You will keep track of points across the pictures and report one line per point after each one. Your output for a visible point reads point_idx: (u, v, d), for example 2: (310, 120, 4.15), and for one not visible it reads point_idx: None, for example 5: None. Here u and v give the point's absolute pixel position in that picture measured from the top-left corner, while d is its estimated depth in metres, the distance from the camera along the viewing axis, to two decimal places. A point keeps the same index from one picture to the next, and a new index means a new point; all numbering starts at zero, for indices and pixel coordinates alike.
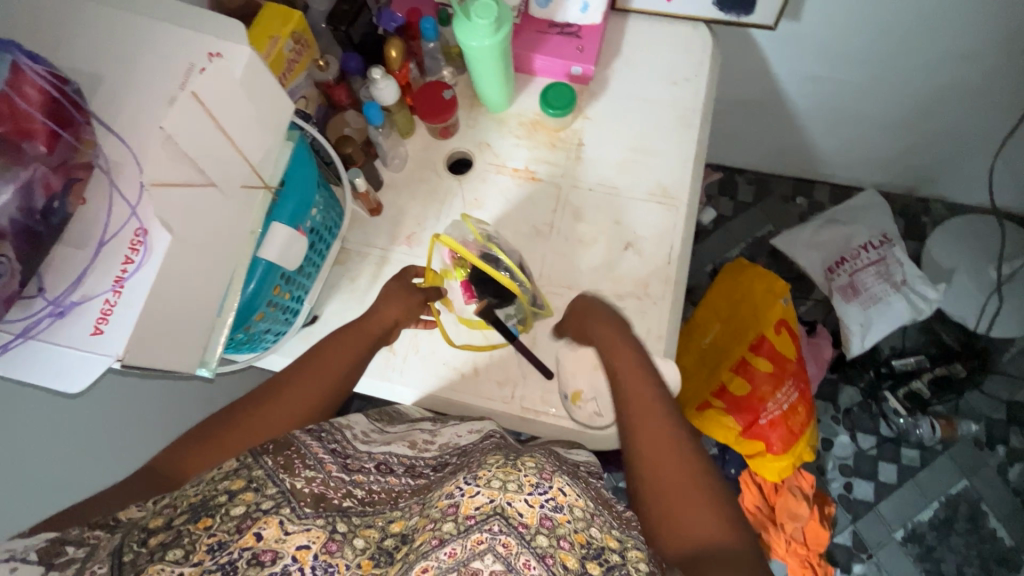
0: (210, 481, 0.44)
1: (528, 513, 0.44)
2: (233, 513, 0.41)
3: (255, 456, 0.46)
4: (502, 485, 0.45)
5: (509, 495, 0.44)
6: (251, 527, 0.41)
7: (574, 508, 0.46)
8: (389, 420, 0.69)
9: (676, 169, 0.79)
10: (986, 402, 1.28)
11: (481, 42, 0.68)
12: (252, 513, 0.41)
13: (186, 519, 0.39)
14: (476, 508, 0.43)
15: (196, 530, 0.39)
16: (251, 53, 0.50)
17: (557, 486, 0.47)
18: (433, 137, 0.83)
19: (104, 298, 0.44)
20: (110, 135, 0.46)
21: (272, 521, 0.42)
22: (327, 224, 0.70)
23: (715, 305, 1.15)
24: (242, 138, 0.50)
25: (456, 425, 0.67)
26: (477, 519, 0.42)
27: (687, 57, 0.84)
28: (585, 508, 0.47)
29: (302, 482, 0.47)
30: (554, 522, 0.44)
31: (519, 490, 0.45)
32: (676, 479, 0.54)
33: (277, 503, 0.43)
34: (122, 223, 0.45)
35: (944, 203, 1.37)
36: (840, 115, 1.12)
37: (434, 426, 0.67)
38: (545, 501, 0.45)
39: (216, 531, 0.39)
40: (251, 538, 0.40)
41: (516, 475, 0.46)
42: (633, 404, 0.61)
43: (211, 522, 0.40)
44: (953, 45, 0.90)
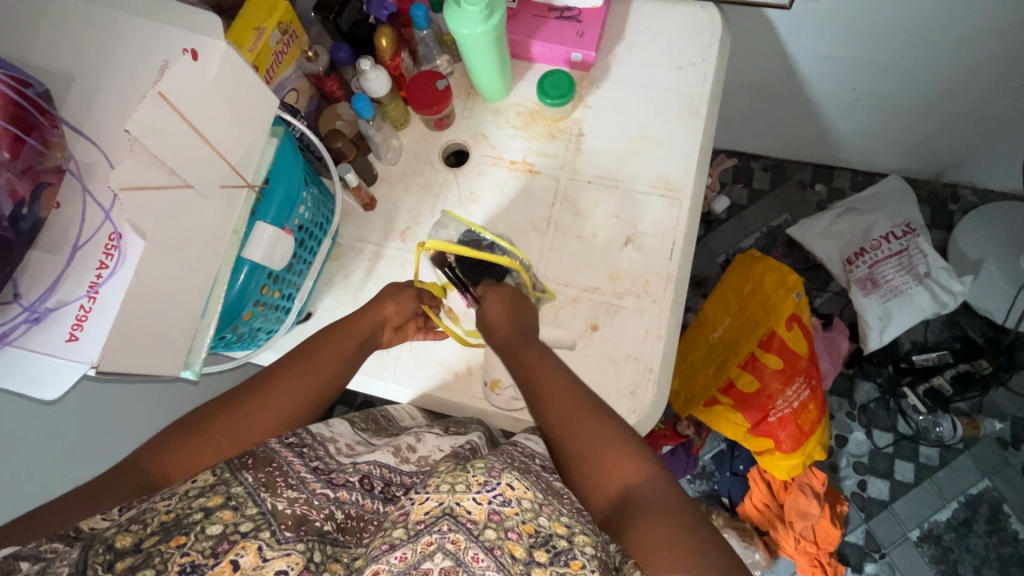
0: (185, 497, 0.43)
1: (477, 510, 0.44)
2: (211, 532, 0.40)
3: (234, 472, 0.46)
4: (450, 488, 0.45)
5: (457, 494, 0.45)
6: (227, 554, 0.40)
7: (521, 501, 0.46)
8: (376, 430, 0.68)
9: (680, 159, 0.76)
10: (1012, 400, 1.22)
11: (474, 29, 0.65)
12: (230, 534, 0.41)
13: (157, 540, 0.39)
14: (425, 513, 0.44)
15: (169, 548, 0.38)
16: (227, 48, 0.49)
17: (504, 482, 0.47)
18: (428, 129, 0.80)
19: (79, 304, 0.43)
20: (81, 138, 0.45)
21: (250, 547, 0.41)
22: (317, 220, 0.69)
23: (724, 299, 1.12)
24: (219, 138, 0.49)
25: (439, 435, 0.67)
26: (427, 523, 0.43)
27: (695, 39, 0.79)
28: (533, 499, 0.47)
29: (283, 503, 0.45)
30: (501, 515, 0.44)
31: (467, 489, 0.45)
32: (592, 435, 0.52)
33: (258, 526, 0.42)
34: (96, 228, 0.44)
35: (974, 190, 1.29)
36: (860, 98, 1.06)
37: (418, 432, 0.67)
38: (493, 497, 0.45)
39: (190, 550, 0.39)
40: (227, 566, 0.39)
41: (464, 477, 0.47)
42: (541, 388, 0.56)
43: (185, 540, 0.39)
44: (984, 23, 0.83)
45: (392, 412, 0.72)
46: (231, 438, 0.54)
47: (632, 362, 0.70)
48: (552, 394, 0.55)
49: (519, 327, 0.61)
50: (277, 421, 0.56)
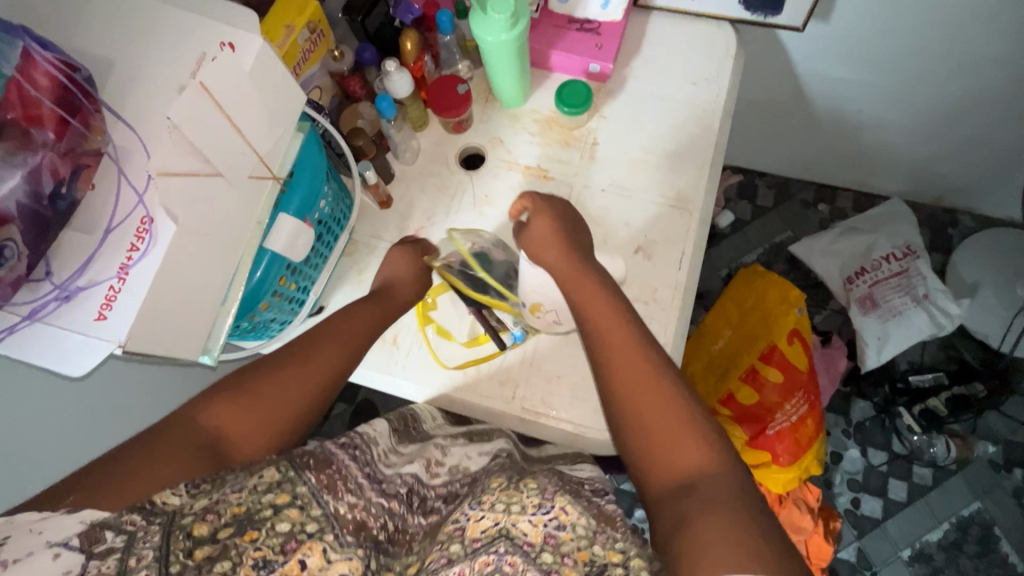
0: (254, 489, 0.42)
1: (533, 532, 0.47)
2: (280, 529, 0.41)
3: (297, 471, 0.46)
4: (506, 508, 0.49)
5: (513, 516, 0.48)
6: (295, 552, 0.41)
7: (576, 526, 0.47)
8: (403, 434, 0.69)
9: (692, 172, 0.78)
10: (1005, 423, 1.24)
11: (497, 37, 0.67)
12: (298, 533, 0.42)
13: (232, 532, 0.39)
14: (482, 531, 0.47)
15: (242, 542, 0.39)
16: (262, 43, 0.50)
17: (558, 506, 0.49)
18: (445, 131, 0.82)
19: (109, 284, 0.44)
20: (119, 123, 0.46)
21: (315, 548, 0.42)
22: (335, 216, 0.70)
23: (725, 312, 1.13)
24: (251, 129, 0.51)
25: (463, 445, 0.69)
26: (483, 542, 0.46)
27: (709, 56, 0.82)
28: (588, 526, 0.47)
29: (343, 507, 0.47)
30: (557, 540, 0.46)
31: (522, 512, 0.48)
32: (659, 414, 0.49)
33: (321, 528, 0.44)
34: (129, 210, 0.46)
35: (972, 215, 1.32)
36: (865, 121, 1.09)
37: (443, 444, 0.69)
38: (548, 520, 0.47)
39: (262, 545, 0.39)
40: (295, 565, 0.40)
41: (518, 498, 0.50)
42: (599, 332, 0.57)
43: (257, 535, 0.40)
44: (991, 51, 0.86)
45: (417, 413, 0.75)
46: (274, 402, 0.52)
47: None
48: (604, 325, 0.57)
49: (565, 247, 0.64)
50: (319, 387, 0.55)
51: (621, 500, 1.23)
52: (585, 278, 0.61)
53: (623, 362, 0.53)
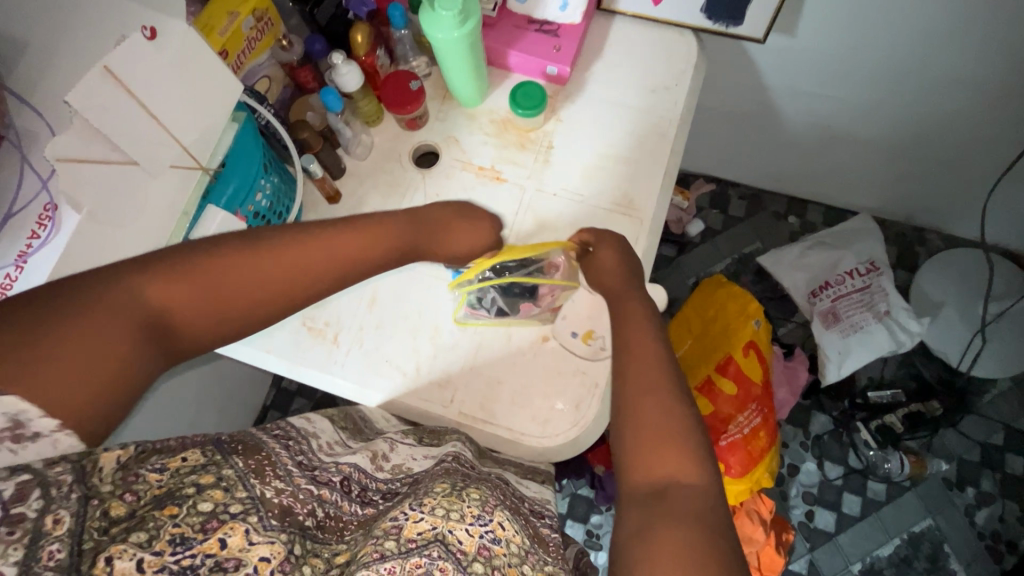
0: (177, 473, 0.41)
1: (467, 541, 0.44)
2: (201, 509, 0.39)
3: (225, 455, 0.44)
4: (445, 513, 0.45)
5: (450, 521, 0.44)
6: (215, 532, 0.39)
7: (510, 544, 0.46)
8: (353, 431, 0.66)
9: (646, 180, 0.77)
10: (961, 442, 1.25)
11: (447, 34, 0.66)
12: (220, 513, 0.40)
13: (151, 507, 0.38)
14: (418, 532, 0.43)
15: (162, 516, 0.38)
16: (185, 28, 0.49)
17: (497, 520, 0.47)
18: (400, 128, 0.80)
19: (4, 272, 0.43)
20: (25, 106, 0.44)
21: (237, 528, 0.40)
22: (277, 210, 0.68)
23: (687, 321, 1.13)
24: (171, 117, 0.50)
25: (412, 445, 0.65)
26: (418, 543, 0.42)
27: (669, 64, 0.81)
28: (521, 545, 0.48)
29: (271, 491, 0.45)
30: (490, 553, 0.45)
31: (460, 519, 0.45)
32: (660, 419, 0.49)
33: (247, 509, 0.41)
34: (30, 196, 0.43)
35: (940, 234, 1.32)
36: (834, 136, 1.09)
37: (393, 440, 0.65)
38: (484, 532, 0.45)
39: (181, 521, 0.38)
40: (214, 543, 0.39)
41: (459, 504, 0.46)
42: (631, 337, 0.58)
43: (177, 511, 0.38)
44: (955, 69, 0.86)
45: (367, 414, 0.72)
46: (238, 294, 0.46)
47: (579, 377, 0.70)
48: (638, 331, 0.58)
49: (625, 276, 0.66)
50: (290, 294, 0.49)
51: (577, 505, 1.22)
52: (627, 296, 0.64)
53: (644, 362, 0.54)
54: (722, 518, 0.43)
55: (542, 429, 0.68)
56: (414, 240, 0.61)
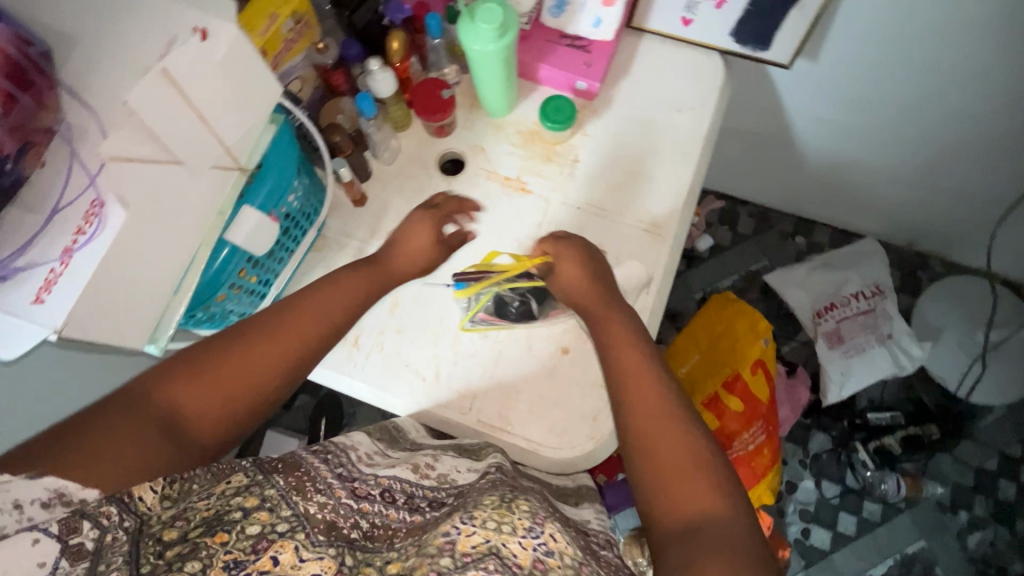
0: (222, 495, 0.45)
1: (522, 554, 0.43)
2: (250, 532, 0.42)
3: (266, 475, 0.49)
4: (496, 527, 0.45)
5: (503, 536, 0.44)
6: (266, 550, 0.41)
7: (564, 556, 0.45)
8: (389, 442, 0.70)
9: (668, 198, 0.78)
10: (956, 466, 1.27)
11: (484, 47, 0.67)
12: (268, 534, 0.42)
13: (201, 532, 0.41)
14: (472, 546, 0.42)
15: (213, 544, 0.40)
16: (236, 31, 0.49)
17: (548, 532, 0.46)
18: (427, 135, 0.81)
19: (50, 267, 0.43)
20: (75, 101, 0.45)
21: (287, 545, 0.42)
22: (304, 211, 0.69)
23: (695, 336, 1.15)
24: (216, 119, 0.50)
25: (454, 457, 0.68)
26: (473, 557, 0.41)
27: (696, 85, 0.82)
28: (574, 557, 0.46)
29: (314, 507, 0.49)
30: (545, 566, 0.43)
31: (512, 532, 0.45)
32: (678, 461, 0.50)
33: (292, 527, 0.44)
34: (78, 193, 0.44)
35: (943, 261, 1.35)
36: (846, 161, 1.11)
37: (436, 453, 0.68)
38: (538, 544, 0.45)
39: (232, 548, 0.40)
40: (268, 561, 0.40)
41: (509, 517, 0.46)
42: (623, 372, 0.58)
43: (227, 538, 0.41)
44: (971, 104, 0.88)
45: (400, 424, 0.74)
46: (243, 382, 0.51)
47: (596, 390, 0.70)
48: (631, 363, 0.58)
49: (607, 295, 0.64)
50: (284, 361, 0.53)
51: None
52: (617, 318, 0.63)
53: (647, 401, 0.55)
54: (754, 548, 0.45)
55: (560, 440, 0.69)
56: (380, 279, 0.65)
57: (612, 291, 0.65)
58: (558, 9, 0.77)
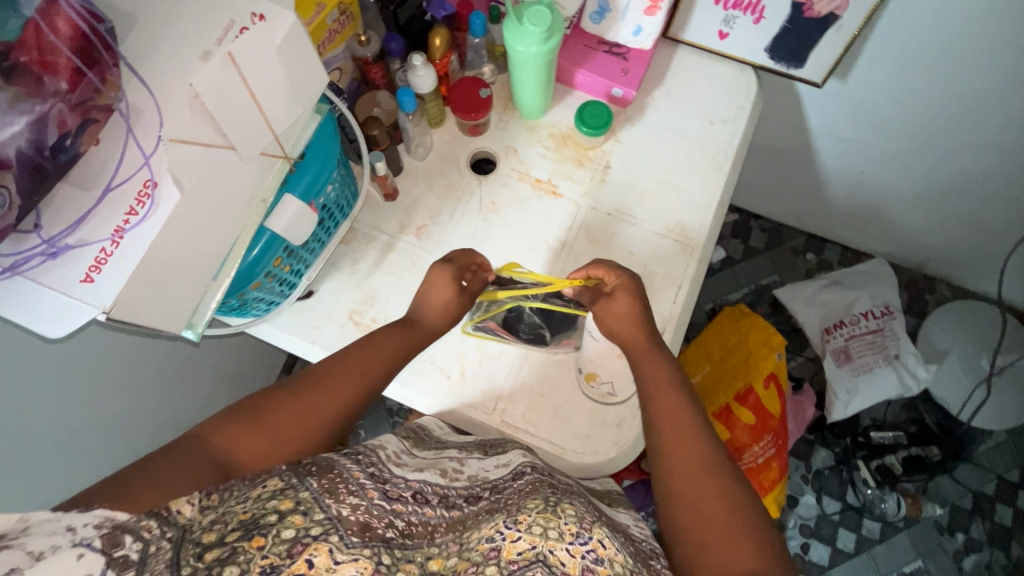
0: (258, 497, 0.40)
1: (569, 562, 0.42)
2: (284, 536, 0.38)
3: (300, 477, 0.43)
4: (543, 531, 0.43)
5: (550, 542, 0.42)
6: (301, 553, 0.38)
7: (614, 564, 0.43)
8: (416, 440, 0.63)
9: (699, 208, 0.78)
10: (955, 488, 1.28)
11: (528, 49, 0.67)
12: (302, 537, 0.38)
13: (239, 536, 0.37)
14: (518, 553, 0.42)
15: (250, 548, 0.37)
16: (295, 20, 0.48)
17: (597, 538, 0.44)
18: (461, 133, 0.81)
19: (101, 247, 0.42)
20: (136, 80, 0.45)
21: (321, 548, 0.38)
22: (339, 202, 0.68)
23: (708, 347, 1.15)
24: (271, 106, 0.49)
25: (479, 458, 0.63)
26: (519, 565, 0.41)
27: (730, 98, 0.83)
28: (625, 564, 0.44)
29: (348, 509, 0.43)
30: (594, 575, 0.41)
31: (559, 538, 0.43)
32: (714, 516, 0.51)
33: (327, 530, 0.40)
34: (133, 171, 0.44)
35: (950, 285, 1.36)
36: (865, 182, 1.12)
37: (460, 455, 0.63)
38: (586, 551, 0.42)
39: (268, 552, 0.37)
40: (303, 565, 0.37)
41: (556, 522, 0.44)
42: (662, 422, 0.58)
43: (264, 542, 0.37)
44: (995, 134, 0.89)
45: (425, 423, 0.69)
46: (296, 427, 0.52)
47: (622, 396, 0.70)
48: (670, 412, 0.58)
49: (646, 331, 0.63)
50: (337, 415, 0.55)
51: None
52: (655, 358, 0.62)
53: (684, 455, 0.55)
54: None
55: (583, 445, 0.69)
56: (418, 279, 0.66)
57: (652, 326, 0.64)
58: (600, 15, 0.77)
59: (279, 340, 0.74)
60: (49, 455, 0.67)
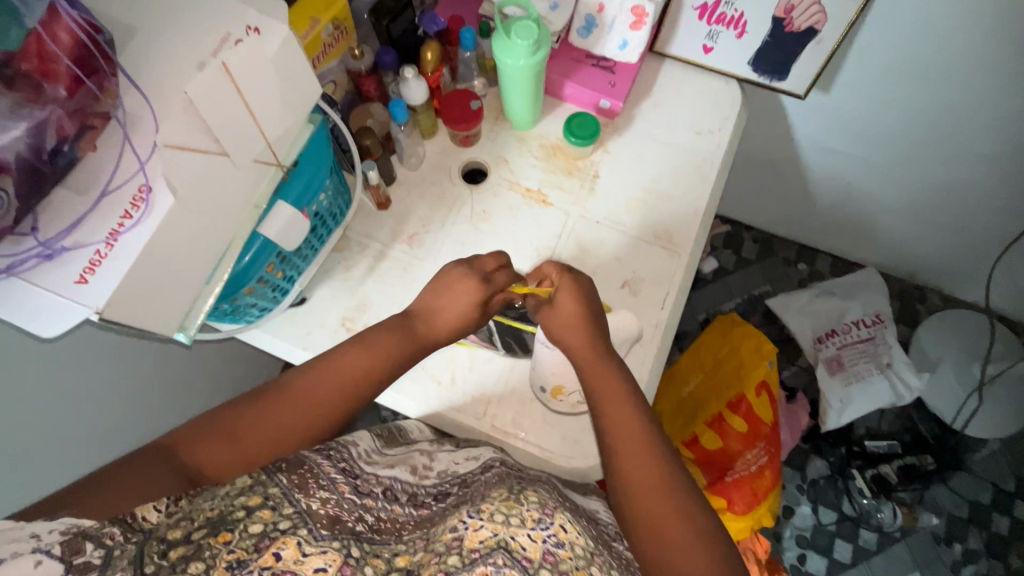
0: (227, 495, 0.41)
1: (531, 547, 0.43)
2: (252, 531, 0.39)
3: (269, 474, 0.44)
4: (505, 519, 0.45)
5: (512, 529, 0.44)
6: (269, 547, 0.38)
7: (574, 547, 0.45)
8: (388, 439, 0.68)
9: (687, 217, 0.80)
10: (950, 497, 1.28)
11: (517, 61, 0.69)
12: (270, 532, 0.39)
13: (205, 532, 0.38)
14: (480, 542, 0.43)
15: (216, 543, 0.37)
16: (288, 32, 0.50)
17: (558, 523, 0.46)
18: (453, 143, 0.83)
19: (96, 248, 0.43)
20: (133, 89, 0.46)
21: (290, 542, 0.39)
22: (332, 210, 0.70)
23: (700, 356, 1.16)
24: (264, 115, 0.51)
25: (450, 452, 0.67)
26: (482, 552, 0.42)
27: (715, 110, 0.85)
28: (586, 547, 0.46)
29: (317, 503, 0.44)
30: (556, 557, 0.43)
31: (521, 524, 0.45)
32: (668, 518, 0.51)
33: (295, 524, 0.41)
34: (128, 176, 0.45)
35: (941, 294, 1.38)
36: (852, 192, 1.14)
37: (431, 450, 0.67)
38: (547, 536, 0.45)
39: (235, 547, 0.37)
40: (269, 557, 0.38)
41: (517, 510, 0.46)
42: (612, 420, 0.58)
43: (231, 537, 0.38)
44: (974, 144, 0.92)
45: (403, 426, 0.74)
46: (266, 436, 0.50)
47: None
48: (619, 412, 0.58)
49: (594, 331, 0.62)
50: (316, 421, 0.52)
51: None
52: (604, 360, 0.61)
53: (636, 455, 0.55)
54: None
55: (574, 450, 0.70)
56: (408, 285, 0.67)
57: (602, 327, 0.63)
58: (587, 30, 0.80)
59: (271, 346, 0.75)
60: (42, 461, 0.68)
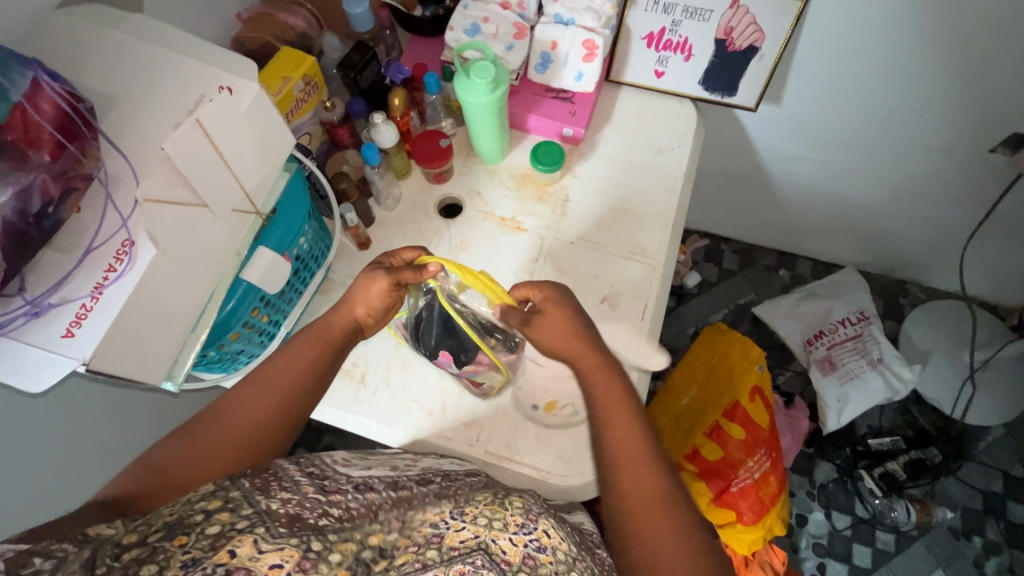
0: (188, 501, 0.40)
1: (512, 551, 0.47)
2: (209, 532, 0.37)
3: (233, 478, 0.43)
4: (488, 523, 0.48)
5: (495, 532, 0.47)
6: (224, 545, 0.37)
7: (556, 552, 0.48)
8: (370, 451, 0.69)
9: (656, 231, 0.83)
10: (963, 490, 1.26)
11: (478, 99, 0.73)
12: (228, 531, 0.38)
13: (161, 536, 0.36)
14: (461, 541, 0.46)
15: (171, 546, 0.36)
16: (259, 89, 0.53)
17: (541, 528, 0.49)
18: (426, 182, 0.87)
19: (81, 303, 0.45)
20: (114, 151, 0.49)
21: (246, 539, 0.38)
22: (313, 253, 0.72)
23: (693, 368, 1.17)
24: (240, 166, 0.54)
25: (436, 459, 0.66)
26: (461, 551, 0.45)
27: (674, 128, 0.89)
28: (567, 552, 0.49)
29: (278, 501, 0.42)
30: (536, 561, 0.46)
31: (504, 528, 0.48)
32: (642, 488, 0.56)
33: (253, 521, 0.39)
34: (111, 233, 0.47)
35: (922, 287, 1.40)
36: (820, 196, 1.18)
37: (415, 456, 0.66)
38: (529, 540, 0.48)
39: (190, 548, 0.36)
40: (224, 554, 0.36)
41: (502, 514, 0.49)
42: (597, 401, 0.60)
43: (186, 539, 0.36)
44: (923, 137, 0.96)
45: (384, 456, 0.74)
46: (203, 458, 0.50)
47: None
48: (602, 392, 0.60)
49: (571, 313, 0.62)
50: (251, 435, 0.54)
51: None
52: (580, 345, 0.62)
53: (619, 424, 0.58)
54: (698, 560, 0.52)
55: (568, 467, 0.70)
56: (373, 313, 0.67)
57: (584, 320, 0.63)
58: (543, 66, 0.84)
59: None
60: None
